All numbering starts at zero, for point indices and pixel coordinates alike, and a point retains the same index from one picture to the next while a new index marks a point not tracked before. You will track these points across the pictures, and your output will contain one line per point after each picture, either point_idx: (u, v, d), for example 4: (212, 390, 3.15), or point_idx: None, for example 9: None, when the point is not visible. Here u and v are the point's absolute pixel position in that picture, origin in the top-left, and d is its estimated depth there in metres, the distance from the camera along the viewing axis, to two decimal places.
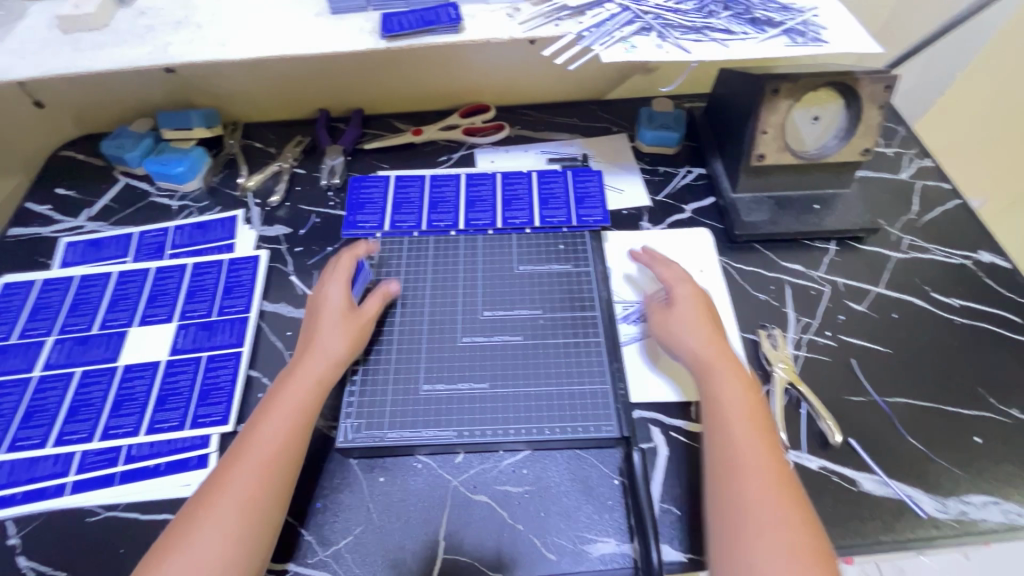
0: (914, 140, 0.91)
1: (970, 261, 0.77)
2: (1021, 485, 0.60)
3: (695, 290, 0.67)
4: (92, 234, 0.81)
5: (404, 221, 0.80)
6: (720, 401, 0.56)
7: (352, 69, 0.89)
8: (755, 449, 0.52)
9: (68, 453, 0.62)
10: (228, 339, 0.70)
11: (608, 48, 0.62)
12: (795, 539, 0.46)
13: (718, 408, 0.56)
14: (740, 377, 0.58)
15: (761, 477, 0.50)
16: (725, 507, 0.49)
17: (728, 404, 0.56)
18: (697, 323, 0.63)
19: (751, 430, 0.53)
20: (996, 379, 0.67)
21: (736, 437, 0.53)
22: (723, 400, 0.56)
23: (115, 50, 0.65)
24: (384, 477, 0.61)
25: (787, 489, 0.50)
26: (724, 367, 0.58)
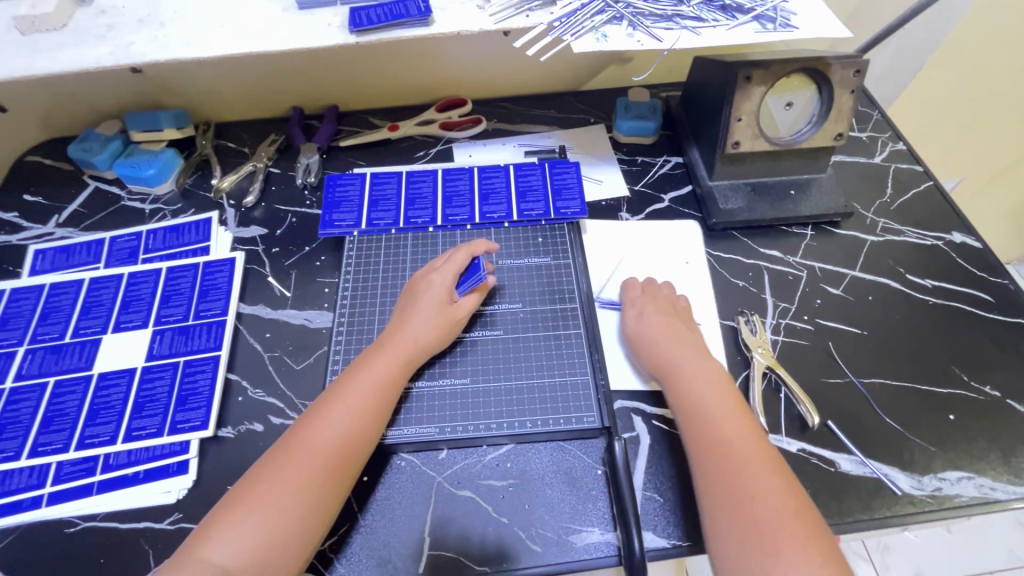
0: (887, 124, 0.92)
1: (943, 242, 0.78)
2: (992, 458, 0.61)
3: (655, 294, 0.69)
4: (62, 240, 0.79)
5: (381, 219, 0.79)
6: (689, 398, 0.57)
7: (323, 64, 0.87)
8: (732, 437, 0.53)
9: (44, 465, 0.61)
10: (205, 343, 0.69)
11: (579, 38, 0.62)
12: (783, 519, 0.46)
13: (690, 402, 0.57)
14: (706, 370, 0.59)
15: (742, 463, 0.50)
16: (711, 499, 0.50)
17: (696, 399, 0.57)
18: (659, 327, 0.64)
19: (726, 419, 0.54)
20: (969, 356, 0.68)
21: (711, 427, 0.54)
22: (693, 393, 0.57)
23: (76, 51, 0.63)
24: (368, 477, 0.60)
25: (770, 469, 0.50)
26: (690, 364, 0.60)
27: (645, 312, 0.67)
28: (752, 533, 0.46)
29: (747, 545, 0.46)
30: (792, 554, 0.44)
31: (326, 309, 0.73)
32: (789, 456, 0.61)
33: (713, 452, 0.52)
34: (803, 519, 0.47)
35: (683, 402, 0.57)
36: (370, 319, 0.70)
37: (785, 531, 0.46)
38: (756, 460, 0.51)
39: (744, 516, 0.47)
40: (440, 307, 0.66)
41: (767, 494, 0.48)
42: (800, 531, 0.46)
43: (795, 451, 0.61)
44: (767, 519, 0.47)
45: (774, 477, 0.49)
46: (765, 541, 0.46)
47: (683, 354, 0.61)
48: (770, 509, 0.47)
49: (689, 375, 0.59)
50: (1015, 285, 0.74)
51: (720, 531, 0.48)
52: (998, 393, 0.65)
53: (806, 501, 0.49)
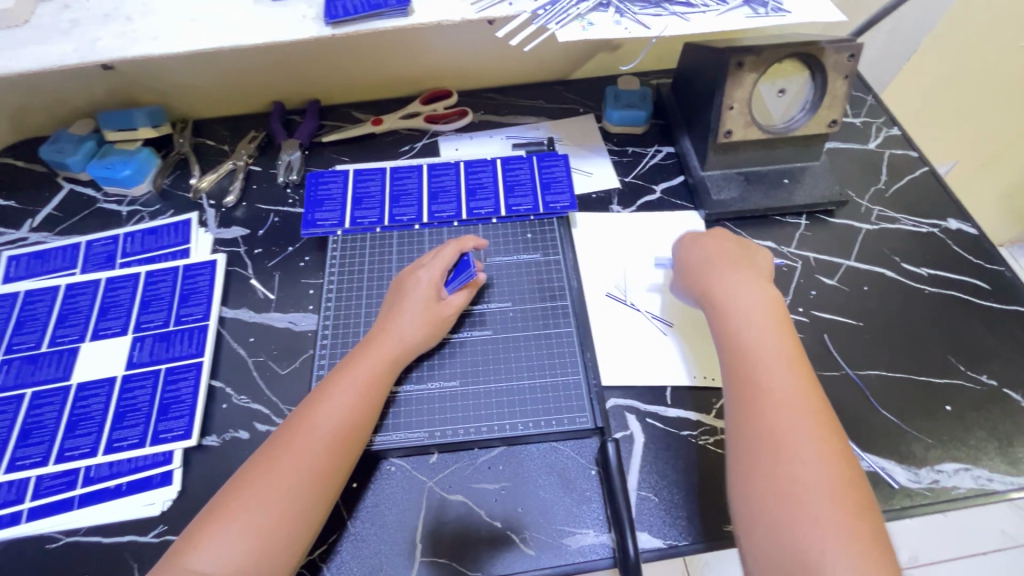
0: (881, 108, 0.91)
1: (939, 229, 0.77)
2: (989, 449, 0.60)
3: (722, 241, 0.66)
4: (36, 246, 0.77)
5: (365, 217, 0.77)
6: (741, 343, 0.54)
7: (303, 57, 0.84)
8: (783, 391, 0.49)
9: (22, 479, 0.59)
10: (187, 349, 0.67)
11: (564, 27, 0.59)
12: (827, 485, 0.44)
13: (741, 348, 0.53)
14: (764, 313, 0.55)
15: (792, 420, 0.47)
16: (749, 455, 0.47)
17: (747, 346, 0.53)
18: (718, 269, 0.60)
19: (780, 368, 0.51)
20: (965, 345, 0.67)
21: (762, 377, 0.50)
22: (746, 338, 0.54)
23: (38, 48, 0.60)
24: (357, 483, 0.59)
25: (819, 429, 0.47)
26: (745, 306, 0.56)
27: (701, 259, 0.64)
28: (789, 496, 0.44)
29: (781, 507, 0.44)
30: (832, 522, 0.42)
31: (311, 311, 0.71)
32: None
33: (759, 405, 0.49)
34: (849, 486, 0.44)
35: (732, 348, 0.54)
36: (356, 321, 0.69)
37: (827, 499, 0.43)
38: (806, 418, 0.47)
39: (783, 478, 0.45)
40: (427, 305, 0.64)
41: (807, 444, 0.46)
42: (844, 499, 0.43)
43: None
44: (810, 482, 0.44)
45: (823, 440, 0.46)
46: (804, 507, 0.43)
47: (737, 296, 0.57)
48: (813, 472, 0.44)
49: (742, 318, 0.55)
50: (1011, 271, 0.73)
51: (755, 488, 0.46)
52: (994, 382, 0.65)
53: (854, 466, 0.46)
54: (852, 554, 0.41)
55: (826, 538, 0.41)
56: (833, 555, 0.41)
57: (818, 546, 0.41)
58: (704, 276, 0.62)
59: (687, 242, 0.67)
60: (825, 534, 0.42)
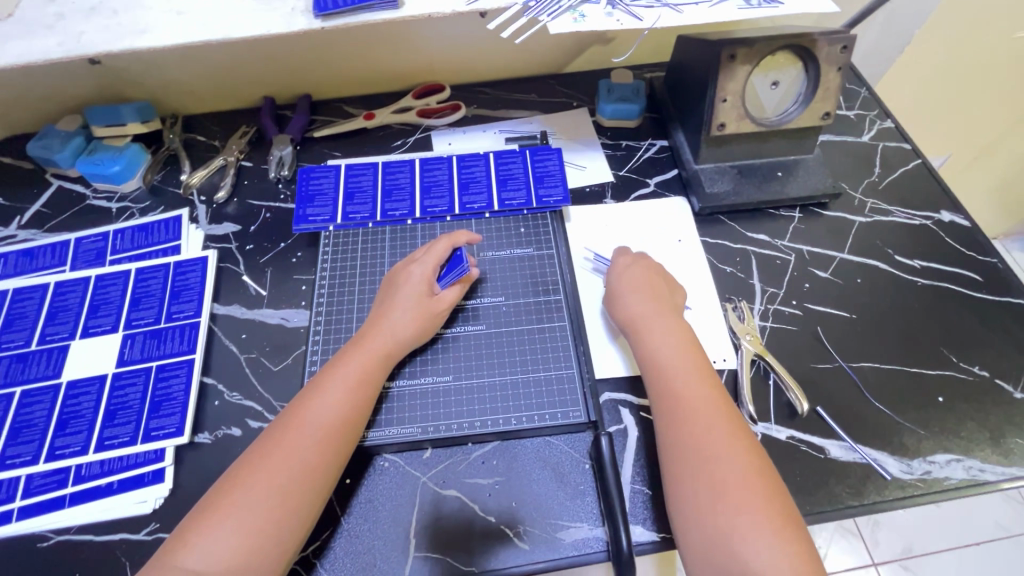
0: (874, 101, 0.90)
1: (932, 221, 0.77)
2: (981, 439, 0.61)
3: (646, 258, 0.68)
4: (25, 243, 0.76)
5: (357, 212, 0.76)
6: (658, 359, 0.58)
7: (293, 51, 0.83)
8: (699, 401, 0.53)
9: (13, 478, 0.59)
10: (178, 346, 0.67)
11: (555, 18, 0.59)
12: (746, 479, 0.47)
13: (659, 364, 0.57)
14: (676, 330, 0.60)
15: (707, 425, 0.51)
16: (675, 463, 0.50)
17: (665, 362, 0.57)
18: (639, 286, 0.64)
19: (693, 379, 0.55)
20: (957, 337, 0.67)
21: (677, 389, 0.54)
22: (661, 355, 0.58)
23: (22, 42, 0.59)
24: (351, 479, 0.59)
25: (733, 431, 0.51)
26: (660, 323, 0.60)
27: (626, 274, 0.66)
28: (713, 495, 0.47)
29: (707, 505, 0.47)
30: (753, 512, 0.46)
31: (303, 307, 0.71)
32: (778, 444, 0.60)
33: (680, 415, 0.53)
34: (765, 478, 0.48)
35: (653, 364, 0.58)
36: (348, 316, 0.68)
37: (746, 492, 0.47)
38: (720, 422, 0.51)
39: (707, 477, 0.48)
40: (419, 299, 0.64)
41: (727, 453, 0.49)
42: (760, 490, 0.47)
43: (784, 439, 0.61)
44: (731, 479, 0.47)
45: (737, 439, 0.50)
46: (727, 500, 0.46)
47: (655, 313, 0.61)
48: (733, 469, 0.48)
49: (657, 335, 0.59)
50: (1002, 262, 0.73)
51: (684, 491, 0.49)
52: (986, 373, 0.65)
53: (766, 460, 0.50)
54: (773, 540, 0.44)
55: (748, 529, 0.45)
56: (755, 544, 0.44)
57: (742, 538, 0.44)
58: (623, 299, 0.64)
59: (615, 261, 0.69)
60: (748, 524, 0.45)
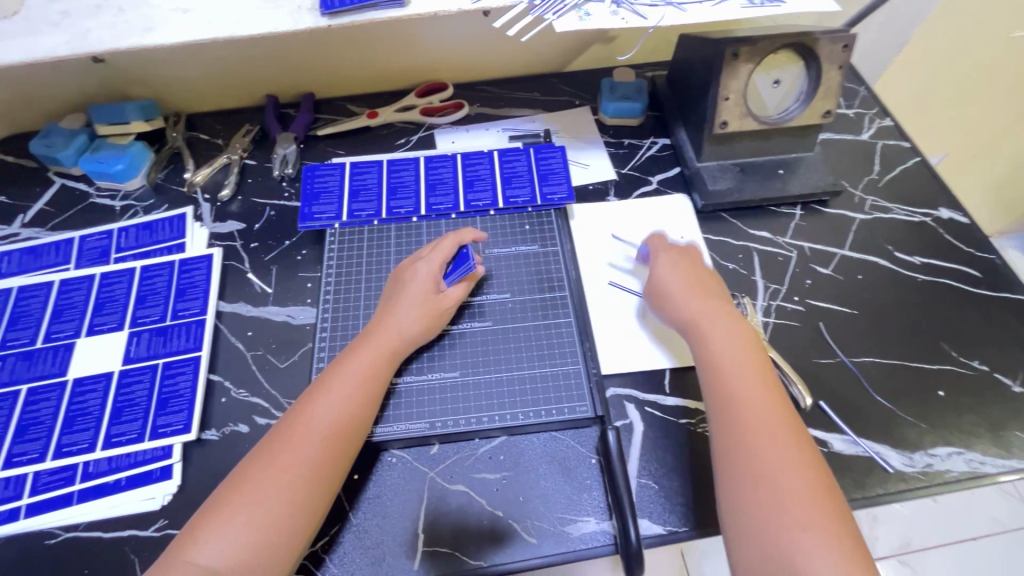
0: (873, 100, 0.91)
1: (931, 218, 0.78)
2: (981, 433, 0.62)
3: (690, 256, 0.67)
4: (28, 242, 0.76)
5: (362, 210, 0.77)
6: (718, 362, 0.56)
7: (297, 49, 0.83)
8: (762, 409, 0.52)
9: (20, 475, 0.59)
10: (184, 344, 0.67)
11: (560, 17, 0.59)
12: (808, 490, 0.46)
13: (720, 365, 0.56)
14: (737, 333, 0.58)
15: (770, 433, 0.50)
16: (732, 470, 0.49)
17: (726, 364, 0.56)
18: (694, 290, 0.63)
19: (757, 386, 0.53)
20: (957, 332, 0.68)
21: (739, 393, 0.53)
22: (723, 357, 0.56)
23: (28, 40, 0.59)
24: (358, 475, 0.59)
25: (795, 440, 0.50)
26: (721, 325, 0.59)
27: (681, 274, 0.65)
28: (772, 503, 0.46)
29: (767, 513, 0.46)
30: (815, 524, 0.45)
31: (309, 305, 0.71)
32: None
33: (742, 419, 0.51)
34: (825, 490, 0.47)
35: (711, 366, 0.56)
36: (354, 313, 0.69)
37: (808, 503, 0.46)
38: (782, 429, 0.50)
39: (768, 488, 0.47)
40: (427, 296, 0.64)
41: (789, 464, 0.48)
42: (821, 501, 0.46)
43: None
44: (793, 489, 0.46)
45: (799, 449, 0.49)
46: (788, 510, 0.45)
47: (716, 317, 0.60)
48: (795, 479, 0.47)
49: (720, 339, 0.58)
50: (1001, 259, 0.74)
51: (742, 497, 0.48)
52: (986, 367, 0.66)
53: (826, 472, 0.49)
54: (833, 554, 0.43)
55: (809, 540, 0.44)
56: (818, 557, 0.43)
57: (801, 548, 0.44)
58: (680, 301, 0.62)
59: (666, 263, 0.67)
60: (808, 536, 0.44)
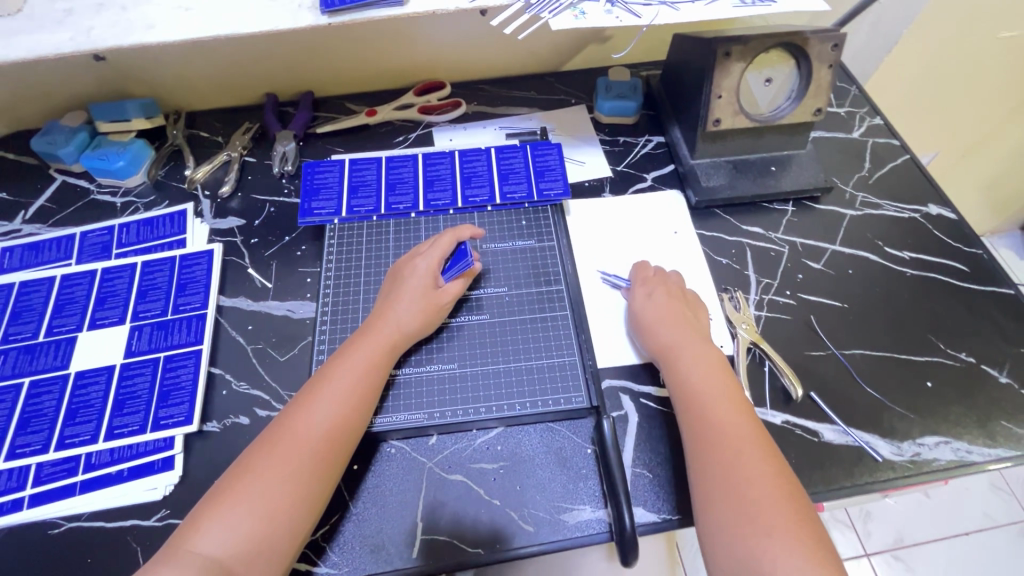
0: (864, 99, 0.93)
1: (920, 214, 0.79)
2: (968, 423, 0.63)
3: (666, 279, 0.68)
4: (30, 237, 0.77)
5: (361, 206, 0.78)
6: (689, 385, 0.58)
7: (295, 49, 0.84)
8: (730, 427, 0.53)
9: (23, 467, 0.59)
10: (185, 337, 0.68)
11: (556, 15, 0.60)
12: (778, 502, 0.48)
13: (691, 388, 0.57)
14: (707, 357, 0.60)
15: (739, 450, 0.51)
16: (706, 484, 0.51)
17: (696, 388, 0.57)
18: (666, 314, 0.64)
19: (726, 406, 0.55)
20: (945, 325, 0.70)
21: (710, 415, 0.55)
22: (693, 381, 0.58)
23: (32, 37, 0.60)
24: (358, 465, 0.60)
25: (765, 457, 0.51)
26: (692, 350, 0.60)
27: (652, 296, 0.66)
28: (743, 517, 0.47)
29: (739, 526, 0.47)
30: (784, 535, 0.46)
31: (309, 299, 0.72)
32: (774, 428, 0.62)
33: (712, 439, 0.53)
34: (795, 501, 0.48)
35: (683, 390, 0.58)
36: (354, 307, 0.70)
37: (778, 515, 0.47)
38: (752, 447, 0.52)
39: (739, 500, 0.48)
40: (425, 292, 0.65)
41: (761, 477, 0.49)
42: (792, 513, 0.47)
43: (779, 423, 0.63)
44: (762, 502, 0.48)
45: (769, 464, 0.51)
46: (758, 523, 0.47)
47: (688, 339, 0.61)
48: (765, 492, 0.48)
49: (690, 362, 0.59)
50: (988, 254, 0.75)
51: (716, 512, 0.49)
52: (973, 359, 0.67)
53: (797, 484, 0.50)
54: (802, 562, 0.44)
55: (779, 552, 0.45)
56: (788, 567, 0.44)
57: (772, 561, 0.45)
58: (653, 323, 0.64)
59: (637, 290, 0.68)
60: (778, 547, 0.45)
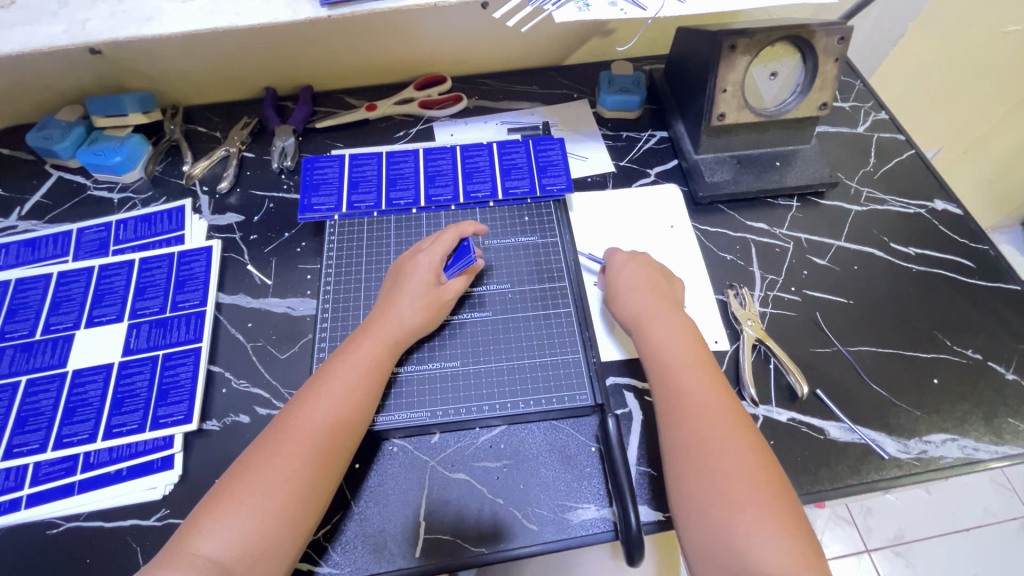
0: (869, 93, 0.92)
1: (926, 210, 0.79)
2: (975, 420, 0.62)
3: (642, 254, 0.68)
4: (26, 234, 0.76)
5: (362, 202, 0.77)
6: (665, 358, 0.57)
7: (295, 43, 0.83)
8: (704, 398, 0.53)
9: (21, 466, 0.59)
10: (185, 335, 0.67)
11: (560, 7, 0.59)
12: (752, 474, 0.47)
13: (663, 361, 0.57)
14: (678, 326, 0.59)
15: (711, 420, 0.51)
16: (681, 456, 0.50)
17: (671, 359, 0.56)
18: (639, 285, 0.64)
19: (697, 376, 0.55)
20: (952, 321, 0.69)
21: (683, 386, 0.54)
22: (667, 353, 0.57)
23: (26, 29, 0.59)
24: (360, 464, 0.59)
25: (735, 426, 0.51)
26: (665, 320, 0.60)
27: (629, 267, 0.66)
28: (719, 489, 0.47)
29: (714, 500, 0.47)
30: (757, 506, 0.46)
31: (310, 296, 0.71)
32: (779, 426, 0.62)
33: (687, 411, 0.52)
34: (768, 471, 0.48)
35: (657, 361, 0.57)
36: (356, 303, 0.69)
37: (750, 486, 0.47)
38: (725, 418, 0.51)
39: (713, 474, 0.48)
40: (428, 288, 0.64)
41: (735, 448, 0.49)
42: (763, 483, 0.47)
43: (785, 421, 0.62)
44: (738, 475, 0.47)
45: (742, 435, 0.50)
46: (731, 495, 0.46)
47: (658, 310, 0.61)
48: (740, 463, 0.48)
49: (662, 332, 0.59)
50: (994, 250, 0.75)
51: (690, 485, 0.48)
52: (979, 356, 0.67)
53: (766, 451, 0.50)
54: (775, 532, 0.44)
55: (754, 523, 0.45)
56: (760, 537, 0.44)
57: (747, 531, 0.45)
58: (628, 302, 0.63)
59: (615, 263, 0.67)
60: (754, 518, 0.45)
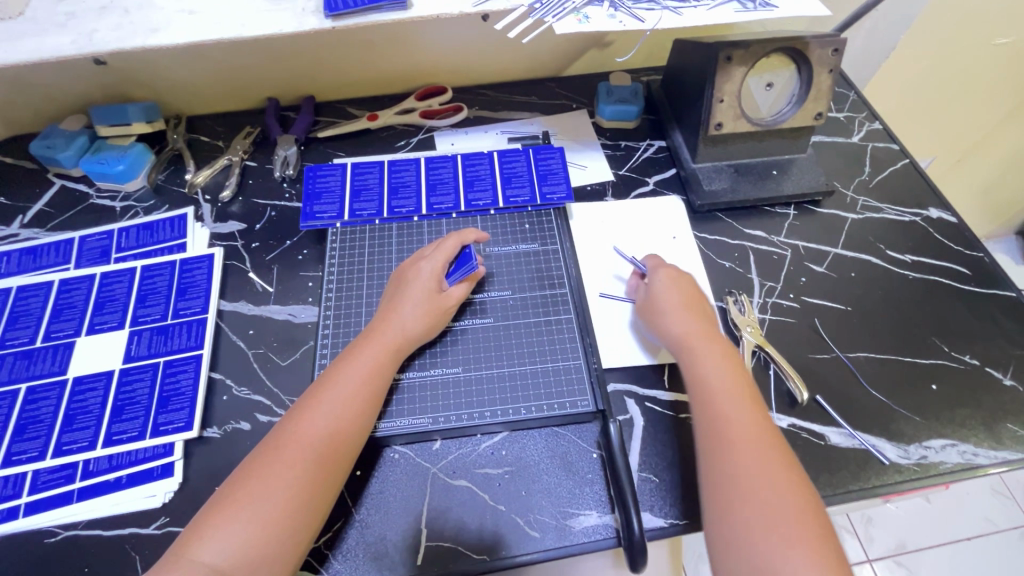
0: (863, 104, 0.94)
1: (921, 218, 0.80)
2: (974, 426, 0.63)
3: (686, 276, 0.68)
4: (28, 242, 0.76)
5: (363, 210, 0.78)
6: (710, 383, 0.57)
7: (298, 54, 0.84)
8: (748, 427, 0.52)
9: (19, 474, 0.58)
10: (186, 342, 0.67)
11: (560, 19, 0.60)
12: (796, 510, 0.47)
13: (709, 387, 0.56)
14: (725, 352, 0.59)
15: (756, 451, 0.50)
16: (723, 484, 0.49)
17: (717, 385, 0.56)
18: (682, 309, 0.63)
19: (744, 404, 0.54)
20: (949, 328, 0.70)
21: (727, 411, 0.54)
22: (713, 379, 0.57)
23: (33, 40, 0.59)
24: (361, 471, 0.59)
25: (780, 459, 0.50)
26: (711, 347, 0.60)
27: (675, 291, 0.66)
28: (763, 520, 0.46)
29: (756, 531, 0.46)
30: (800, 543, 0.45)
31: (311, 304, 0.71)
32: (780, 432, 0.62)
33: (733, 440, 0.52)
34: (812, 511, 0.47)
35: (702, 386, 0.57)
36: (358, 310, 0.69)
37: (795, 522, 0.46)
38: (772, 449, 0.51)
39: (756, 504, 0.47)
40: (429, 295, 0.65)
41: (780, 482, 0.48)
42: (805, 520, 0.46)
43: (785, 426, 0.62)
44: (781, 509, 0.47)
45: (785, 469, 0.49)
46: (778, 529, 0.46)
47: (705, 335, 0.61)
48: (782, 497, 0.47)
49: (710, 359, 0.58)
50: (989, 257, 0.76)
51: (732, 513, 0.48)
52: (976, 361, 0.67)
53: (809, 488, 0.49)
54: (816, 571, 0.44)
55: (797, 559, 0.44)
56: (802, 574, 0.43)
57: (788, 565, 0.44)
58: (673, 325, 0.62)
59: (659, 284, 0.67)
60: (796, 555, 0.44)
